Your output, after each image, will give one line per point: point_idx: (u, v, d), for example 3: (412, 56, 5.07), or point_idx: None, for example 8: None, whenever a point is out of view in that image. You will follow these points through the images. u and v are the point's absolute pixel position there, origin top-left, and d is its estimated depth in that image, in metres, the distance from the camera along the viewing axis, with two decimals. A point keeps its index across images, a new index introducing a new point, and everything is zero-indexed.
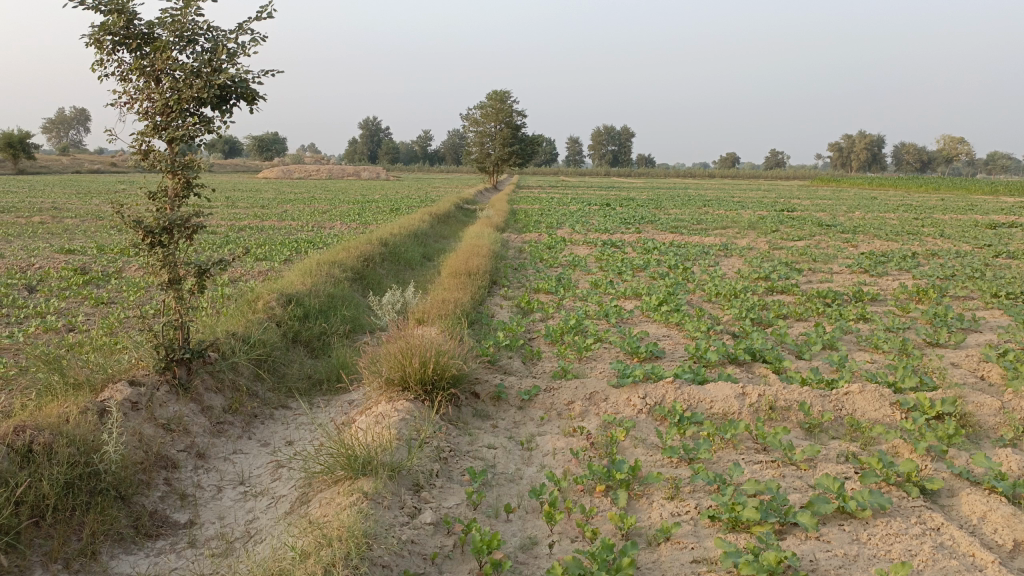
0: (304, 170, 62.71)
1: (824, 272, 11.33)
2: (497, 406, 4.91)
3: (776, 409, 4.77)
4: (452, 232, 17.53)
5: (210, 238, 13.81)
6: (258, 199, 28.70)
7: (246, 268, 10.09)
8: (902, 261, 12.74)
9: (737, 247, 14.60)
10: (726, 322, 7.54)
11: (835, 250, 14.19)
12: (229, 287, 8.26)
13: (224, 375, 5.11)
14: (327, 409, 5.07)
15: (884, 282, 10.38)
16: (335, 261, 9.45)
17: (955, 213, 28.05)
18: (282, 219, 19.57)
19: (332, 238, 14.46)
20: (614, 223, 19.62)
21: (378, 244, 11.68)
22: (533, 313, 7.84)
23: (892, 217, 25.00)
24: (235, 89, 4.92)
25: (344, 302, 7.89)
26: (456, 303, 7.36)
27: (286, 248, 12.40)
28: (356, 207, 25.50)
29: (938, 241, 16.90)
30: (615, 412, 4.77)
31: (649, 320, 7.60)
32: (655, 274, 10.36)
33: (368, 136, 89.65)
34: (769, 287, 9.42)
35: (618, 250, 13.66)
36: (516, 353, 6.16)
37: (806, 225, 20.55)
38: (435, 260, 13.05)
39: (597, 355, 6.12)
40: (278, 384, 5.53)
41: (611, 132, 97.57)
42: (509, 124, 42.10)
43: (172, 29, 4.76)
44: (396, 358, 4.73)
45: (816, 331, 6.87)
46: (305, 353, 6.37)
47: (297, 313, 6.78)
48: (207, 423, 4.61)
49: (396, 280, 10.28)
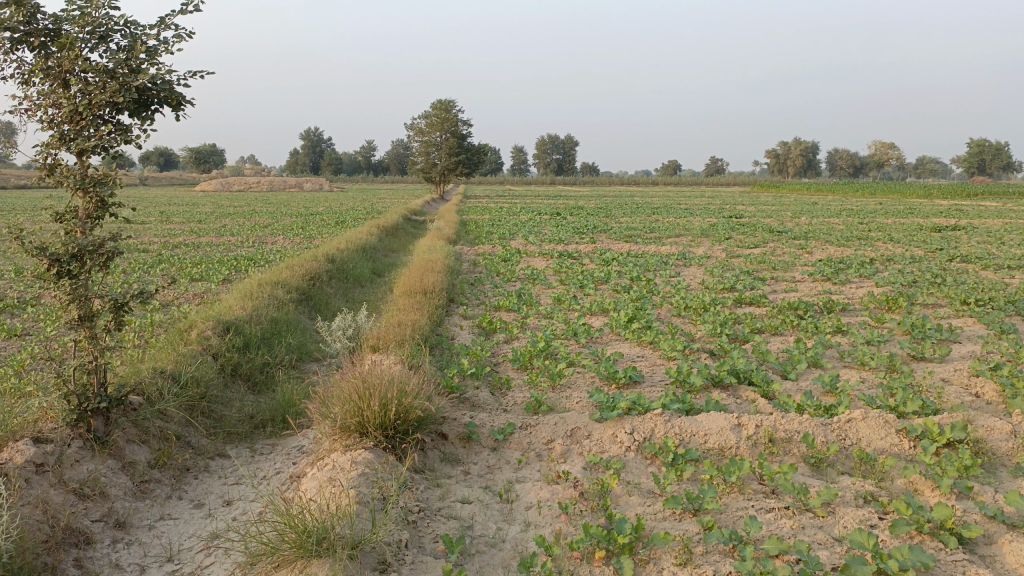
0: (243, 182, 61.10)
1: (788, 281, 11.08)
2: (468, 448, 4.35)
3: (776, 442, 4.33)
4: (401, 246, 16.86)
5: (141, 259, 12.89)
6: (195, 214, 27.50)
7: (181, 291, 9.30)
8: (861, 267, 12.60)
9: (695, 256, 14.30)
10: (702, 339, 7.12)
11: (793, 257, 14.04)
12: (161, 314, 7.49)
13: (150, 423, 4.44)
14: (272, 459, 4.44)
15: (850, 291, 10.15)
16: (278, 281, 8.75)
17: (895, 217, 28.65)
18: (220, 236, 18.61)
19: (274, 254, 13.67)
20: (567, 233, 19.21)
21: (324, 261, 11.00)
22: (496, 335, 7.31)
23: (838, 223, 25.20)
24: (157, 92, 4.29)
25: (289, 328, 7.22)
26: (413, 326, 6.76)
27: (223, 267, 11.59)
28: (299, 220, 24.61)
29: (890, 246, 16.93)
30: (601, 450, 4.26)
31: (620, 339, 7.13)
32: (618, 287, 9.93)
33: (310, 147, 88.01)
34: (738, 297, 9.06)
35: (576, 261, 13.22)
36: (483, 383, 5.60)
37: (757, 232, 20.52)
38: (385, 276, 12.42)
39: (571, 382, 5.61)
40: (214, 428, 4.87)
41: (557, 141, 97.89)
42: (455, 133, 41.46)
43: (80, 23, 4.10)
44: (352, 399, 4.12)
45: (798, 346, 6.49)
46: (245, 389, 5.70)
47: (235, 342, 6.11)
48: (129, 484, 3.94)
49: (345, 300, 9.62)
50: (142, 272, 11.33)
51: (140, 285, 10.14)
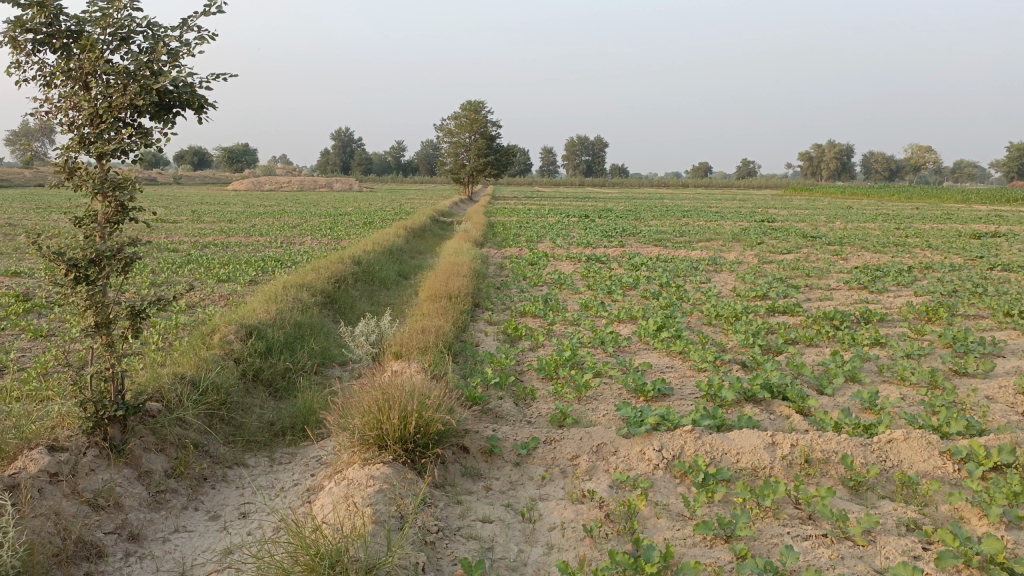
0: (274, 181, 61.66)
1: (822, 289, 10.80)
2: (490, 463, 4.22)
3: (813, 462, 4.14)
4: (429, 248, 16.80)
5: (170, 259, 12.95)
6: (227, 214, 27.74)
7: (207, 292, 9.30)
8: (899, 275, 12.25)
9: (726, 262, 14.04)
10: (733, 349, 6.92)
11: (827, 264, 13.72)
12: (185, 317, 7.47)
13: (168, 431, 4.37)
14: (290, 469, 4.35)
15: (887, 300, 9.85)
16: (303, 284, 8.69)
17: (932, 222, 28.03)
18: (250, 236, 18.71)
19: (302, 256, 13.67)
20: (595, 236, 19.01)
21: (350, 263, 10.95)
22: (522, 342, 7.17)
23: (874, 228, 24.68)
24: (178, 96, 4.21)
25: (312, 333, 7.15)
26: (437, 333, 6.65)
27: (250, 269, 11.59)
28: (328, 221, 24.70)
29: (927, 252, 16.50)
30: (628, 468, 4.10)
31: (649, 348, 6.95)
32: (647, 293, 9.73)
33: (341, 147, 88.64)
34: (770, 305, 8.83)
35: (604, 266, 13.04)
36: (507, 393, 5.46)
37: (790, 237, 20.16)
38: (411, 278, 12.35)
39: (598, 394, 5.45)
40: (233, 436, 4.80)
41: (586, 143, 97.53)
42: (484, 134, 41.41)
43: (102, 25, 4.04)
44: (372, 411, 4.01)
45: (834, 359, 6.26)
46: (266, 395, 5.63)
47: (258, 347, 6.05)
48: (145, 494, 3.86)
49: (370, 303, 9.56)
50: (171, 272, 11.38)
51: (167, 285, 10.17)
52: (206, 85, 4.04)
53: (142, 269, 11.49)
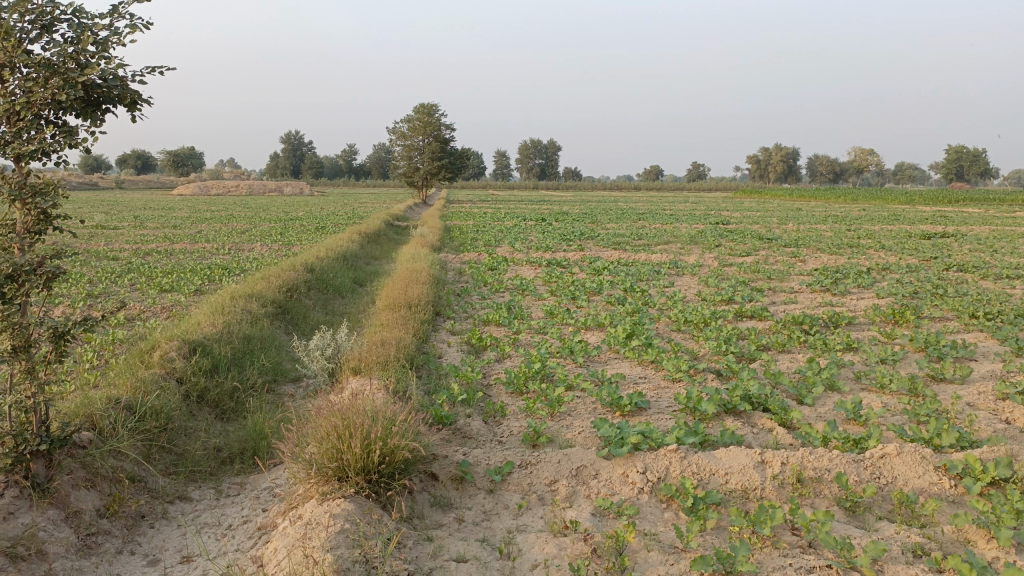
0: (221, 185, 60.13)
1: (786, 292, 10.71)
2: (461, 491, 3.87)
3: (805, 482, 3.90)
4: (384, 254, 16.34)
5: (109, 268, 12.28)
6: (172, 219, 26.79)
7: (148, 304, 8.75)
8: (859, 277, 12.25)
9: (687, 264, 13.92)
10: (706, 358, 6.69)
11: (787, 266, 13.70)
12: (124, 334, 6.95)
13: (100, 464, 3.92)
14: (239, 504, 3.94)
15: (852, 303, 9.78)
16: (252, 293, 8.21)
17: (882, 224, 28.53)
18: (196, 242, 18.01)
19: (251, 263, 13.13)
20: (553, 240, 18.75)
21: (303, 271, 10.47)
22: (487, 352, 6.83)
23: (826, 229, 24.97)
24: (108, 90, 3.78)
25: (263, 347, 6.70)
26: (397, 345, 6.26)
27: (196, 277, 11.02)
28: (279, 225, 24.03)
29: (882, 254, 16.65)
30: (611, 493, 3.79)
31: (619, 357, 6.68)
32: (611, 299, 9.49)
33: (291, 151, 87.08)
34: (738, 310, 8.65)
35: (566, 270, 12.78)
36: (475, 410, 5.12)
37: (746, 239, 20.23)
38: (367, 285, 11.91)
39: (571, 409, 5.14)
40: (174, 466, 4.35)
41: (539, 146, 97.64)
42: (437, 137, 40.92)
43: (19, 10, 3.58)
44: (330, 438, 3.63)
45: (811, 366, 6.07)
46: (212, 418, 5.19)
47: (202, 366, 5.59)
48: (73, 538, 3.42)
49: (325, 314, 9.11)
50: (109, 282, 10.75)
51: (106, 296, 9.59)
52: (140, 78, 3.61)
53: (79, 279, 10.87)
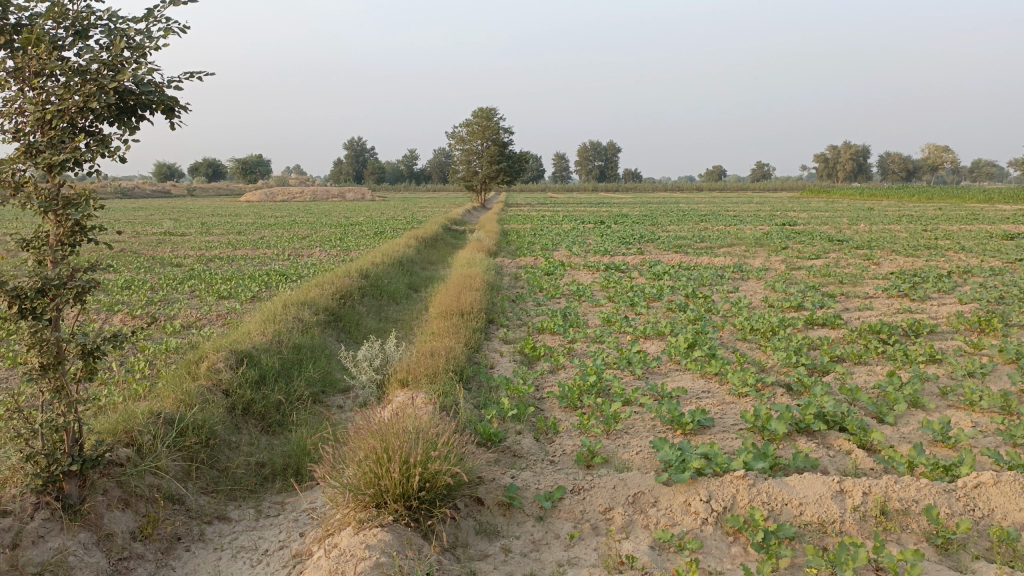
0: (286, 192, 61.45)
1: (860, 297, 10.13)
2: (509, 518, 3.60)
3: (889, 514, 3.50)
4: (440, 258, 16.23)
5: (172, 275, 12.47)
6: (236, 225, 27.35)
7: (204, 311, 8.78)
8: (938, 280, 11.55)
9: (752, 268, 13.40)
10: (774, 370, 6.27)
11: (860, 269, 13.04)
12: (178, 344, 6.93)
13: (137, 482, 3.79)
14: (278, 526, 3.77)
15: (933, 310, 9.16)
16: (304, 300, 8.13)
17: (961, 223, 27.17)
18: (257, 248, 18.23)
19: (308, 269, 13.16)
20: (612, 243, 18.35)
21: (358, 277, 10.39)
22: (541, 362, 6.56)
23: (901, 230, 23.89)
24: (143, 97, 3.66)
25: (312, 357, 6.58)
26: (447, 355, 6.05)
27: (253, 284, 11.07)
28: (339, 231, 24.26)
29: (963, 256, 15.73)
30: (672, 524, 3.47)
31: (681, 369, 6.32)
32: (672, 305, 9.11)
33: (354, 157, 88.50)
34: (808, 317, 8.16)
35: (625, 275, 12.42)
36: (526, 426, 4.86)
37: (815, 241, 19.47)
38: (422, 291, 11.79)
39: (629, 426, 4.83)
40: (215, 484, 4.21)
41: (599, 148, 96.96)
42: (496, 141, 40.81)
43: (54, 17, 3.47)
44: (369, 461, 3.41)
45: (891, 381, 5.60)
46: (257, 432, 5.05)
47: (250, 376, 5.47)
48: (105, 562, 3.28)
49: (378, 321, 8.99)
50: (170, 289, 10.87)
51: (165, 303, 9.69)
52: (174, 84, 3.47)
53: (141, 287, 11.03)
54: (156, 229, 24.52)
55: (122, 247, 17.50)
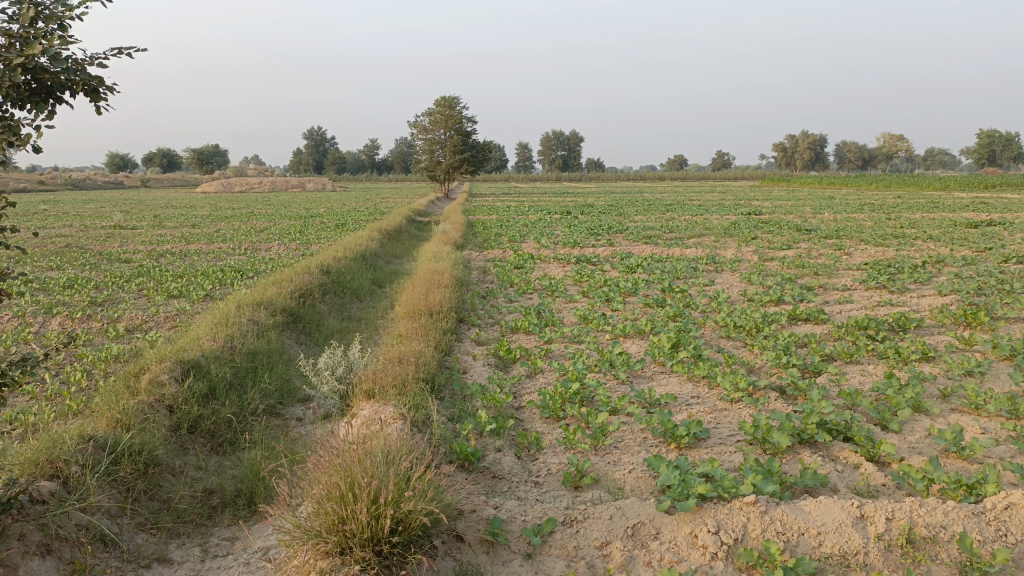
0: (244, 182, 60.04)
1: (838, 289, 9.89)
2: (492, 557, 3.17)
3: (917, 543, 3.15)
4: (405, 251, 15.69)
5: (119, 272, 11.76)
6: (191, 217, 26.43)
7: (151, 312, 8.18)
8: (914, 271, 11.38)
9: (725, 259, 13.13)
10: (764, 371, 5.93)
11: (833, 260, 12.85)
12: (120, 352, 6.35)
13: (62, 523, 3.27)
14: (226, 570, 3.29)
15: (915, 303, 8.94)
16: (260, 300, 7.57)
17: (922, 212, 27.40)
18: (212, 241, 17.47)
19: (266, 264, 12.53)
20: (580, 235, 17.96)
21: (318, 273, 9.84)
22: (517, 366, 6.11)
23: (865, 218, 23.96)
24: (61, 76, 3.08)
25: (268, 364, 6.06)
26: (415, 361, 5.57)
27: (206, 281, 10.42)
28: (298, 223, 23.52)
29: (931, 245, 15.67)
30: (677, 560, 3.07)
31: (666, 372, 5.94)
32: (650, 300, 8.73)
33: (314, 147, 86.94)
34: (791, 312, 7.85)
35: (597, 268, 12.05)
36: (506, 441, 4.42)
37: (783, 230, 19.35)
38: (386, 287, 11.27)
39: (618, 439, 4.42)
40: (155, 519, 3.71)
41: (562, 137, 96.66)
42: (458, 130, 40.10)
43: None
44: (331, 499, 2.95)
45: (891, 384, 5.29)
46: (205, 453, 4.55)
47: (198, 390, 4.94)
48: None
49: (341, 321, 8.47)
50: (116, 288, 10.19)
51: (110, 303, 9.04)
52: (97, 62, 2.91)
53: (85, 285, 10.33)
54: (106, 222, 23.45)
55: (67, 243, 16.60)
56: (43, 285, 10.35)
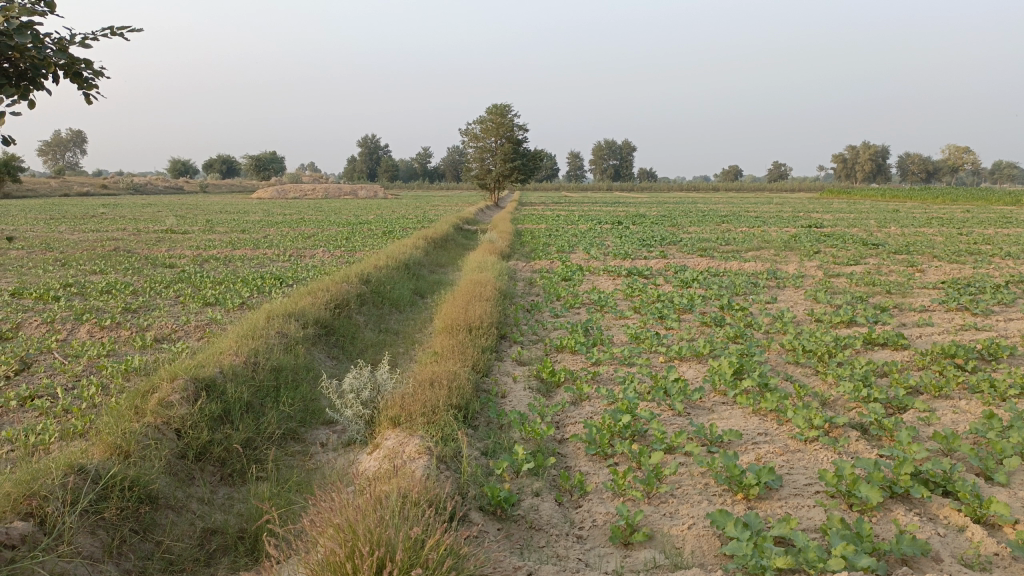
0: (298, 188, 60.70)
1: (914, 310, 9.07)
2: None
3: None
4: (450, 260, 15.26)
5: (159, 277, 11.56)
6: (241, 223, 26.56)
7: (182, 321, 7.85)
8: (997, 292, 10.45)
9: (787, 274, 12.36)
10: (839, 405, 5.25)
11: (905, 278, 11.95)
12: (141, 363, 5.97)
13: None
14: None
15: (1002, 327, 8.10)
16: (292, 310, 7.17)
17: (996, 226, 25.92)
18: (257, 247, 17.34)
19: (307, 272, 12.22)
20: (632, 246, 17.29)
21: (356, 282, 9.44)
22: (561, 391, 5.54)
23: (936, 234, 22.69)
24: (41, 59, 2.65)
25: (293, 381, 5.62)
26: (449, 384, 5.05)
27: (244, 289, 10.11)
28: (346, 230, 23.37)
29: (1012, 263, 14.57)
30: None
31: (728, 403, 5.31)
32: (707, 319, 8.08)
33: (367, 154, 87.83)
34: (866, 336, 7.12)
35: (650, 282, 11.40)
36: (545, 483, 3.87)
37: (847, 244, 18.38)
38: (428, 297, 10.83)
39: (675, 485, 3.83)
40: (144, 566, 3.29)
41: (614, 146, 95.70)
42: (510, 138, 39.73)
43: None
44: (329, 570, 2.47)
45: (992, 425, 4.57)
46: (213, 484, 4.12)
47: (212, 411, 4.52)
48: None
49: (377, 334, 8.03)
50: (152, 294, 9.95)
51: (144, 310, 8.77)
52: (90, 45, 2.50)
53: (122, 291, 10.13)
54: (158, 226, 23.68)
55: (116, 247, 16.64)
56: (82, 290, 10.18)
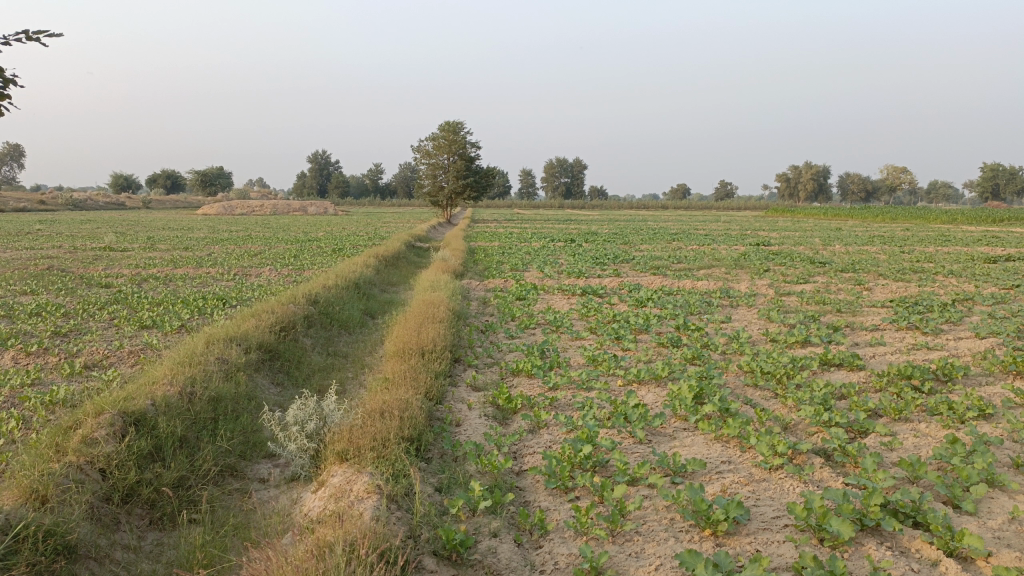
0: (245, 205, 59.52)
1: (866, 330, 9.12)
2: None
3: None
4: (401, 279, 14.95)
5: (94, 298, 11.01)
6: (185, 240, 25.79)
7: (115, 346, 7.41)
8: (944, 310, 10.60)
9: (740, 293, 12.39)
10: (801, 430, 5.15)
11: (854, 297, 12.08)
12: (67, 392, 5.55)
13: None
14: None
15: (952, 346, 8.17)
16: (234, 334, 6.81)
17: (935, 245, 26.67)
18: (201, 265, 16.76)
19: (253, 292, 11.79)
20: (586, 264, 17.22)
21: (303, 302, 9.10)
22: (518, 419, 5.32)
23: (879, 252, 23.22)
24: None
25: (232, 412, 5.28)
26: (400, 414, 4.78)
27: (184, 311, 9.67)
28: (295, 247, 22.84)
29: (954, 281, 14.90)
30: None
31: (690, 429, 5.16)
32: (663, 340, 7.97)
33: (317, 170, 86.72)
34: (822, 357, 7.08)
35: (604, 301, 11.29)
36: (503, 522, 3.65)
37: (796, 262, 18.62)
38: (378, 318, 10.53)
39: (640, 522, 3.64)
40: None
41: (566, 165, 96.45)
42: (462, 156, 39.60)
43: None
44: None
45: (956, 450, 4.51)
46: (141, 529, 3.79)
47: (141, 448, 4.18)
48: None
49: (325, 358, 7.71)
50: (85, 316, 9.43)
51: (75, 334, 8.28)
52: None
53: (53, 313, 9.58)
54: (96, 244, 22.79)
55: (50, 265, 15.88)
56: (9, 312, 9.60)
